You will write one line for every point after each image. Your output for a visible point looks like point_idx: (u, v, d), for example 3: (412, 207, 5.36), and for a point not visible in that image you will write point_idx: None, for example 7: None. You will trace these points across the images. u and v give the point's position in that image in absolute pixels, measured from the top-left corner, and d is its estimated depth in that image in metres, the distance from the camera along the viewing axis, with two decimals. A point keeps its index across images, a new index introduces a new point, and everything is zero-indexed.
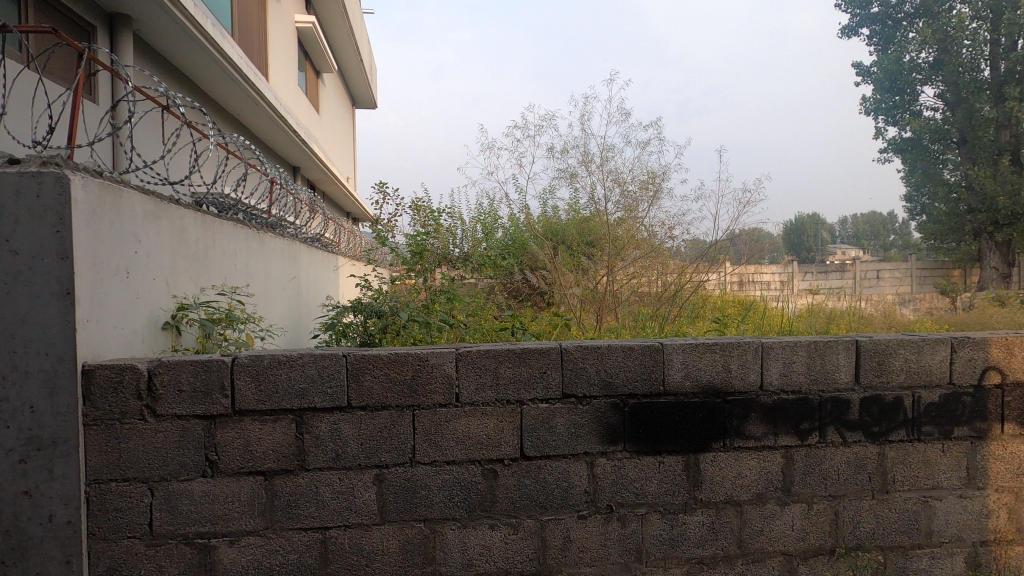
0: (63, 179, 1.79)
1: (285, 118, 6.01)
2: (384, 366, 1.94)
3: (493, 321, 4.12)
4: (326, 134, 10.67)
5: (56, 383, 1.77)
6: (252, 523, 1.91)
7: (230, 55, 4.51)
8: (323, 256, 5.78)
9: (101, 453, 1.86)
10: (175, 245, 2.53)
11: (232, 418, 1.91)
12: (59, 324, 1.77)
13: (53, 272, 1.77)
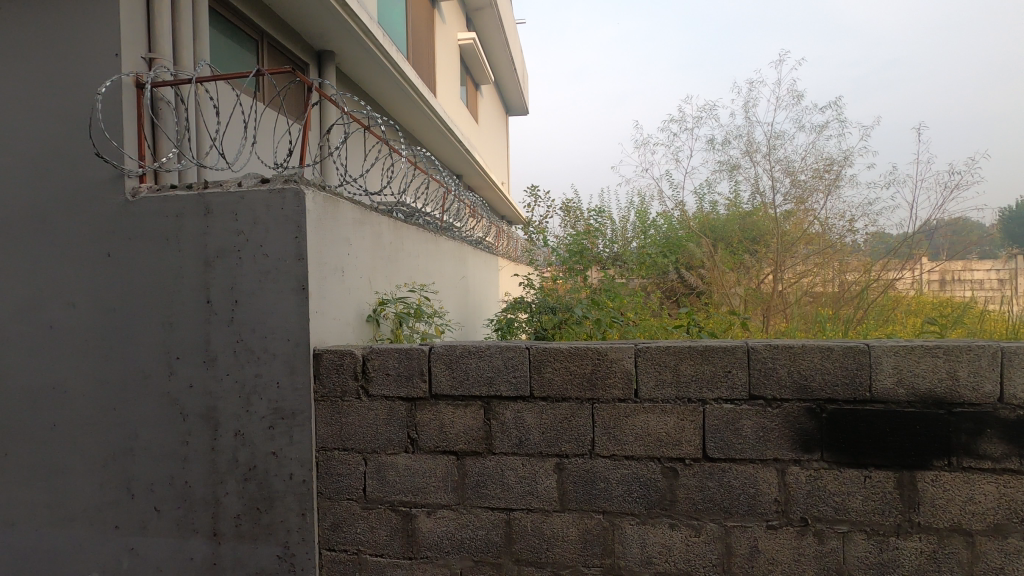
0: (300, 194, 2.15)
1: (452, 130, 6.48)
2: (565, 359, 2.01)
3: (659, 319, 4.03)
4: (485, 144, 11.29)
5: (294, 363, 2.15)
6: (446, 497, 2.10)
7: (410, 77, 4.97)
8: (486, 258, 6.14)
9: (326, 424, 2.18)
10: (375, 248, 2.87)
11: (429, 402, 2.11)
12: (297, 315, 2.15)
13: (292, 270, 2.15)
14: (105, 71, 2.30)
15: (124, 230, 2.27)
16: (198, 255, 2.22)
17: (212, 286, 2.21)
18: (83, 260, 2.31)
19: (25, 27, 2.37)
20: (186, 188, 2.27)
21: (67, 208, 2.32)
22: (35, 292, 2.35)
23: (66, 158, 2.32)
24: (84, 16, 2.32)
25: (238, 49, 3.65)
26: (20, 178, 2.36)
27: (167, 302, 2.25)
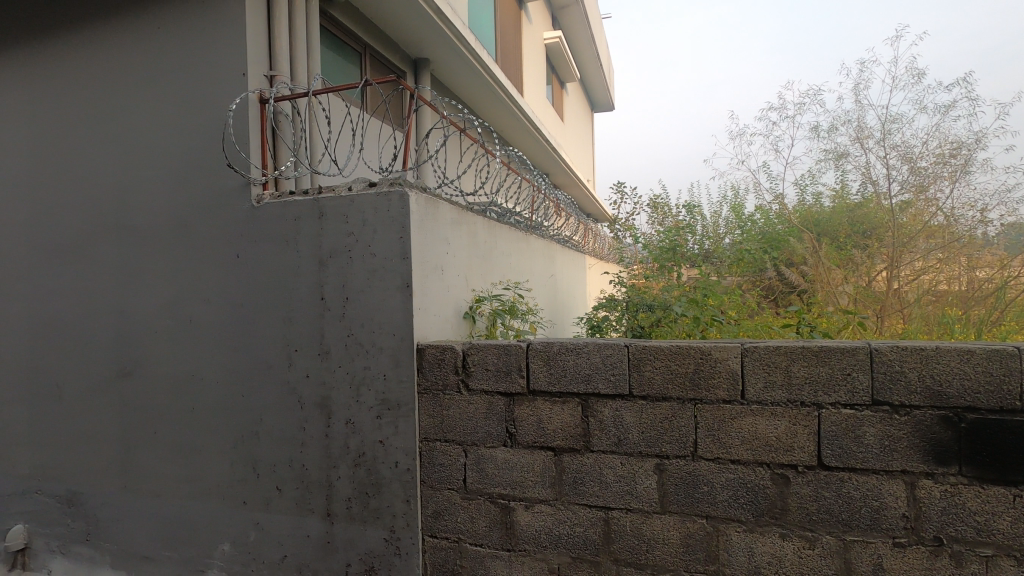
0: (404, 196, 2.26)
1: (540, 129, 6.51)
2: (666, 358, 1.96)
3: (765, 318, 3.82)
4: (570, 142, 11.23)
5: (399, 357, 2.27)
6: (544, 492, 2.12)
7: (500, 80, 5.06)
8: (574, 256, 6.12)
9: (429, 416, 2.27)
10: (472, 247, 2.95)
11: (527, 397, 2.15)
12: (402, 311, 2.26)
13: (397, 268, 2.26)
14: (235, 89, 2.54)
15: (250, 233, 2.50)
16: (314, 255, 2.40)
17: (326, 284, 2.38)
18: (216, 261, 2.56)
19: (170, 54, 2.67)
20: (303, 194, 2.45)
21: (203, 214, 2.58)
22: (178, 289, 2.64)
23: (203, 169, 2.58)
24: (217, 41, 2.57)
25: (344, 62, 3.89)
26: (166, 189, 2.66)
27: (287, 298, 2.45)
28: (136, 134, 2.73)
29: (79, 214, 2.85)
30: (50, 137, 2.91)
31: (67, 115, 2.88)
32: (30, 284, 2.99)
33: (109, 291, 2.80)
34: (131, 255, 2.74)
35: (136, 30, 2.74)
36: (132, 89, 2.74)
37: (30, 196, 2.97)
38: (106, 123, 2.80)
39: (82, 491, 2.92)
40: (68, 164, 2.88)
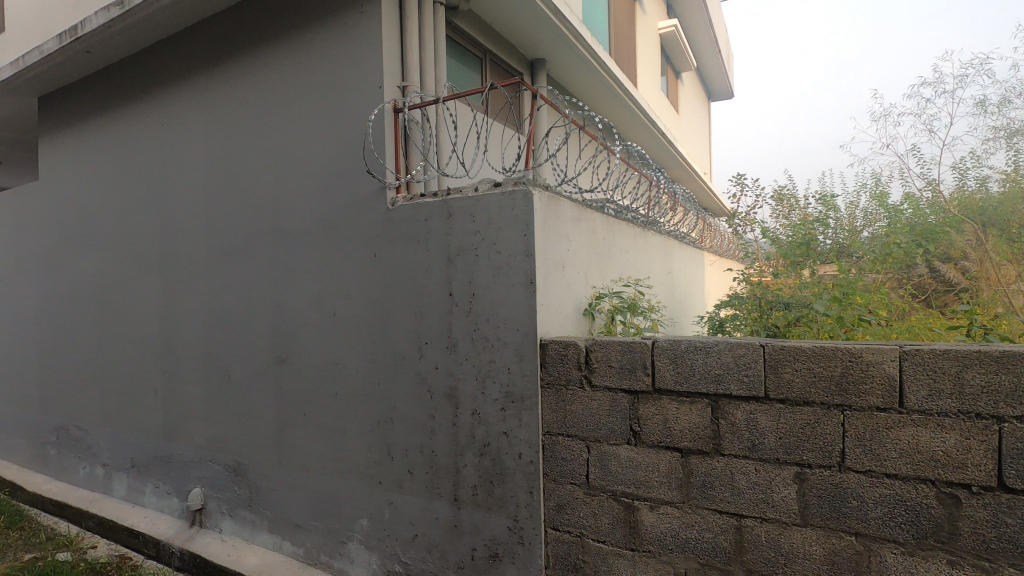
0: (528, 194, 2.31)
1: (656, 121, 6.31)
2: (808, 359, 1.83)
3: (925, 320, 3.35)
4: (686, 133, 10.77)
5: (523, 352, 2.33)
6: (670, 494, 2.07)
7: (615, 74, 4.98)
8: (693, 252, 5.88)
9: (551, 410, 2.30)
10: (591, 244, 2.94)
11: (652, 395, 2.10)
12: (526, 307, 2.32)
13: (521, 265, 2.32)
14: (372, 101, 2.75)
15: (386, 233, 2.70)
16: (443, 254, 2.53)
17: (454, 280, 2.51)
18: (357, 260, 2.80)
19: (317, 73, 2.95)
20: (433, 196, 2.60)
21: (346, 217, 2.83)
22: (324, 286, 2.92)
23: (345, 176, 2.83)
24: (357, 58, 2.80)
25: (466, 69, 4.05)
26: (314, 196, 2.95)
27: (418, 294, 2.61)
28: (289, 147, 3.05)
29: (243, 220, 3.25)
30: (222, 153, 3.34)
31: (234, 133, 3.30)
32: (206, 282, 3.47)
33: (267, 288, 3.16)
34: (284, 255, 3.08)
35: (288, 54, 3.06)
36: (286, 107, 3.07)
37: (205, 206, 3.44)
38: (264, 139, 3.16)
39: (245, 462, 3.33)
40: (235, 177, 3.29)
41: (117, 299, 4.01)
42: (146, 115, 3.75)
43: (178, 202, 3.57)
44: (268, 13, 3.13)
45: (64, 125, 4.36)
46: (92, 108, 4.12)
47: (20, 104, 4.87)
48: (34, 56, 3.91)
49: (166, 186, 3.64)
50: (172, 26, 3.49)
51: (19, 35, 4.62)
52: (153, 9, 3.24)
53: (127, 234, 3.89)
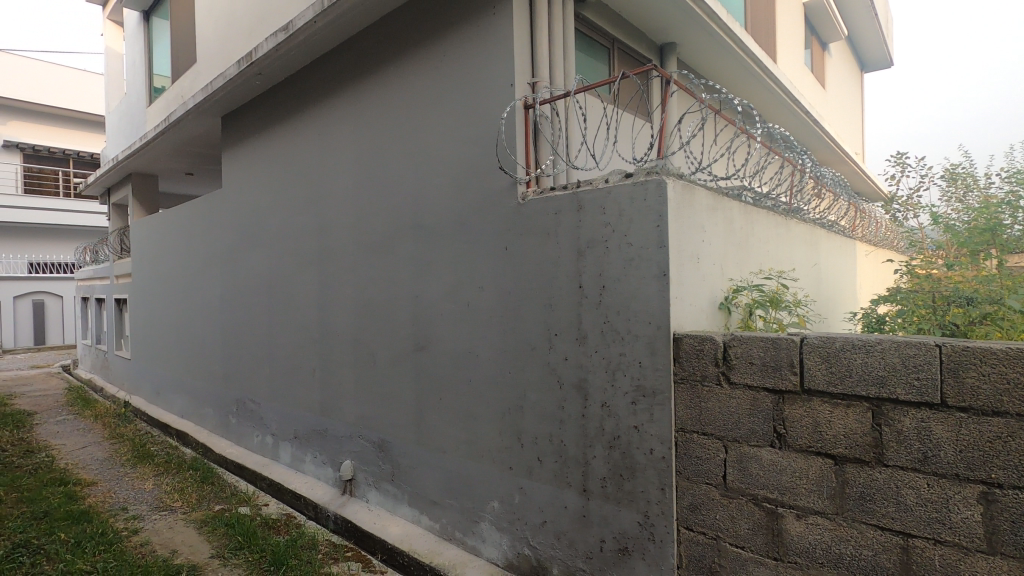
0: (661, 183, 2.24)
1: (800, 100, 5.78)
2: (998, 363, 1.58)
3: None
4: (833, 111, 9.73)
5: (655, 345, 2.28)
6: (821, 503, 1.91)
7: (754, 51, 4.64)
8: (843, 241, 5.32)
9: (685, 406, 2.22)
10: (728, 234, 2.78)
11: (800, 396, 1.95)
12: (658, 299, 2.26)
13: (654, 257, 2.27)
14: (504, 99, 2.84)
15: (517, 227, 2.78)
16: (573, 246, 2.56)
17: (584, 272, 2.52)
18: (489, 253, 2.92)
19: (453, 76, 3.11)
20: (563, 189, 2.63)
21: (479, 213, 2.96)
22: (459, 278, 3.09)
23: (479, 173, 2.96)
24: (490, 59, 2.91)
25: (593, 61, 4.01)
26: (450, 193, 3.12)
27: (548, 286, 2.66)
28: (428, 148, 3.26)
29: (387, 217, 3.53)
30: (369, 157, 3.67)
31: (379, 138, 3.59)
32: (354, 275, 3.82)
33: (407, 280, 3.41)
34: (423, 249, 3.30)
35: (427, 60, 3.26)
36: (424, 110, 3.28)
37: (354, 205, 3.78)
38: (405, 142, 3.40)
39: (388, 440, 3.64)
40: (380, 179, 3.59)
41: (283, 290, 4.56)
42: (306, 127, 4.22)
43: (332, 203, 3.97)
44: (409, 24, 3.36)
45: (241, 140, 5.04)
46: (263, 123, 4.72)
47: (209, 124, 5.71)
48: (220, 81, 4.56)
49: (323, 189, 4.06)
50: (327, 45, 3.89)
51: (207, 65, 5.42)
52: (313, 30, 3.63)
53: (291, 232, 4.41)
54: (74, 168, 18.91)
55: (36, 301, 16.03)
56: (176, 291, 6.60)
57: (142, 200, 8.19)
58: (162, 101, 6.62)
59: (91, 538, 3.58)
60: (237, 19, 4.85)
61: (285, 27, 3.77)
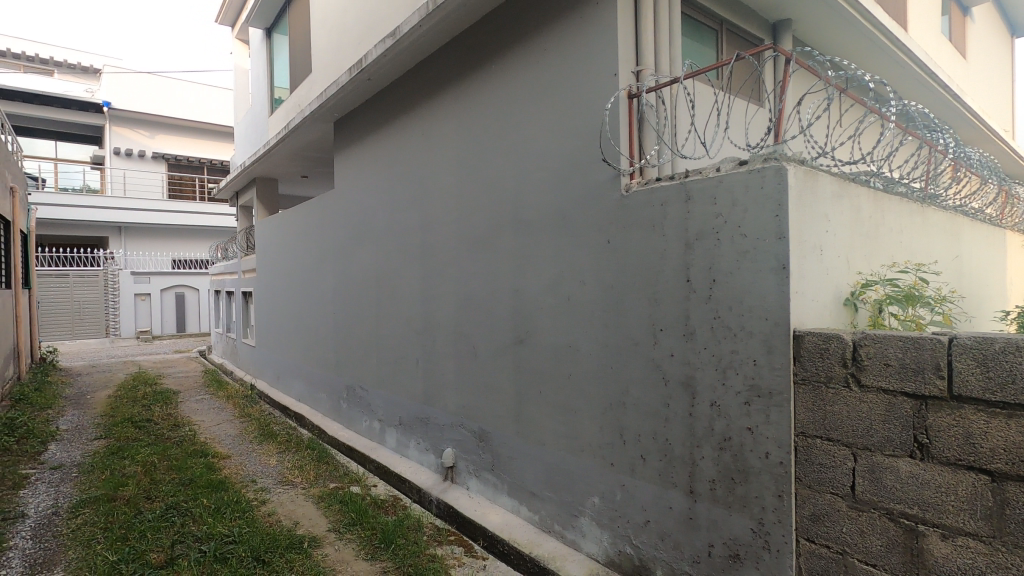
0: (781, 170, 2.09)
1: (938, 73, 5.16)
2: None
3: None
4: (976, 83, 8.60)
5: (772, 343, 2.14)
6: (973, 524, 1.69)
7: (883, 21, 4.20)
8: (992, 230, 4.69)
9: (807, 409, 2.07)
10: (855, 223, 2.55)
11: (948, 404, 1.74)
12: (776, 294, 2.12)
13: (772, 249, 2.13)
14: (607, 90, 2.79)
15: (620, 219, 2.73)
16: (680, 239, 2.46)
17: (692, 265, 2.42)
18: (591, 247, 2.89)
19: (554, 70, 3.11)
20: (669, 179, 2.54)
21: (581, 206, 2.94)
22: (560, 272, 3.09)
23: (581, 166, 2.94)
24: (592, 50, 2.87)
25: (700, 45, 3.83)
26: (551, 187, 3.13)
27: (653, 279, 2.59)
28: (529, 143, 3.28)
29: (488, 213, 3.61)
30: (470, 154, 3.76)
31: (480, 135, 3.68)
32: (457, 269, 3.95)
33: (508, 274, 3.47)
34: (523, 243, 3.33)
35: (528, 56, 3.29)
36: (525, 106, 3.31)
37: (457, 201, 3.90)
38: (506, 138, 3.45)
39: (488, 431, 3.73)
40: (481, 175, 3.67)
41: (389, 284, 4.82)
42: (411, 127, 4.41)
43: (435, 199, 4.13)
44: (510, 21, 3.41)
45: (352, 143, 5.37)
46: (372, 126, 4.99)
47: (322, 129, 6.15)
48: (332, 89, 4.89)
49: (426, 187, 4.23)
50: (431, 47, 4.04)
51: (321, 74, 5.83)
52: (418, 33, 3.78)
53: (397, 229, 4.64)
54: (207, 175, 21.15)
55: (178, 293, 18.14)
56: (294, 285, 7.18)
57: (264, 202, 9.00)
58: (282, 110, 7.22)
59: (228, 505, 4.00)
60: (347, 29, 5.17)
61: (392, 33, 3.96)
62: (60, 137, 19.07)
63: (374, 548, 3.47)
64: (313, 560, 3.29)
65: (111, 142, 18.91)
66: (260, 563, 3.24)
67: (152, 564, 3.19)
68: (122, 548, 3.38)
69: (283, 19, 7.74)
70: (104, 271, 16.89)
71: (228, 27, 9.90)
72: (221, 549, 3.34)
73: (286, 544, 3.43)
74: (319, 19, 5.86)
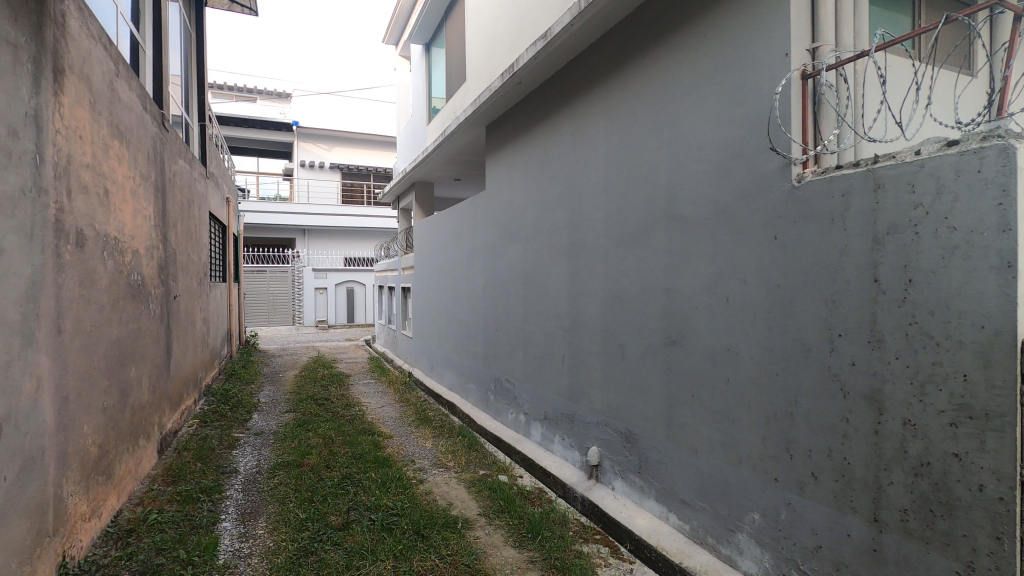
0: (1007, 149, 1.75)
1: None
2: None
3: None
4: None
5: (991, 355, 1.81)
6: None
7: None
8: None
9: None
10: None
11: None
12: (997, 298, 1.79)
13: (991, 245, 1.80)
14: (778, 72, 2.56)
15: (791, 213, 2.49)
16: (866, 233, 2.18)
17: (881, 264, 2.13)
18: (755, 244, 2.68)
19: (715, 57, 2.94)
20: (853, 166, 2.26)
21: (744, 200, 2.74)
22: (719, 271, 2.91)
23: (745, 157, 2.74)
24: (760, 30, 2.66)
25: (892, 12, 3.36)
26: (710, 181, 2.96)
27: (831, 279, 2.32)
28: (686, 136, 3.14)
29: (640, 209, 3.52)
30: (622, 150, 3.70)
31: (632, 131, 3.60)
32: (605, 267, 3.92)
33: (660, 273, 3.35)
34: (678, 240, 3.20)
35: (686, 44, 3.15)
36: (682, 97, 3.18)
37: (607, 199, 3.86)
38: (661, 131, 3.34)
39: (636, 432, 3.64)
40: (633, 172, 3.59)
41: (537, 281, 4.93)
42: (561, 127, 4.46)
43: (584, 197, 4.14)
44: (667, 9, 3.29)
45: (503, 145, 5.58)
46: (522, 128, 5.15)
47: (476, 134, 6.48)
48: (486, 95, 5.12)
49: (576, 185, 4.25)
50: (583, 44, 4.04)
51: (475, 82, 6.14)
52: (570, 32, 3.81)
53: (546, 228, 4.73)
54: (373, 181, 23.47)
55: (348, 287, 20.40)
56: (447, 281, 7.68)
57: (422, 204, 9.74)
58: (438, 119, 7.75)
59: (392, 480, 4.40)
60: (500, 35, 5.38)
61: (544, 35, 4.03)
62: (260, 154, 22.49)
63: (521, 536, 3.58)
64: (466, 541, 3.49)
65: (298, 156, 21.84)
66: (420, 537, 3.52)
67: (333, 525, 3.63)
68: (309, 508, 3.89)
69: (440, 33, 8.30)
70: (292, 267, 19.57)
71: (393, 46, 10.86)
72: (387, 520, 3.69)
73: (442, 522, 3.67)
74: (473, 28, 6.18)
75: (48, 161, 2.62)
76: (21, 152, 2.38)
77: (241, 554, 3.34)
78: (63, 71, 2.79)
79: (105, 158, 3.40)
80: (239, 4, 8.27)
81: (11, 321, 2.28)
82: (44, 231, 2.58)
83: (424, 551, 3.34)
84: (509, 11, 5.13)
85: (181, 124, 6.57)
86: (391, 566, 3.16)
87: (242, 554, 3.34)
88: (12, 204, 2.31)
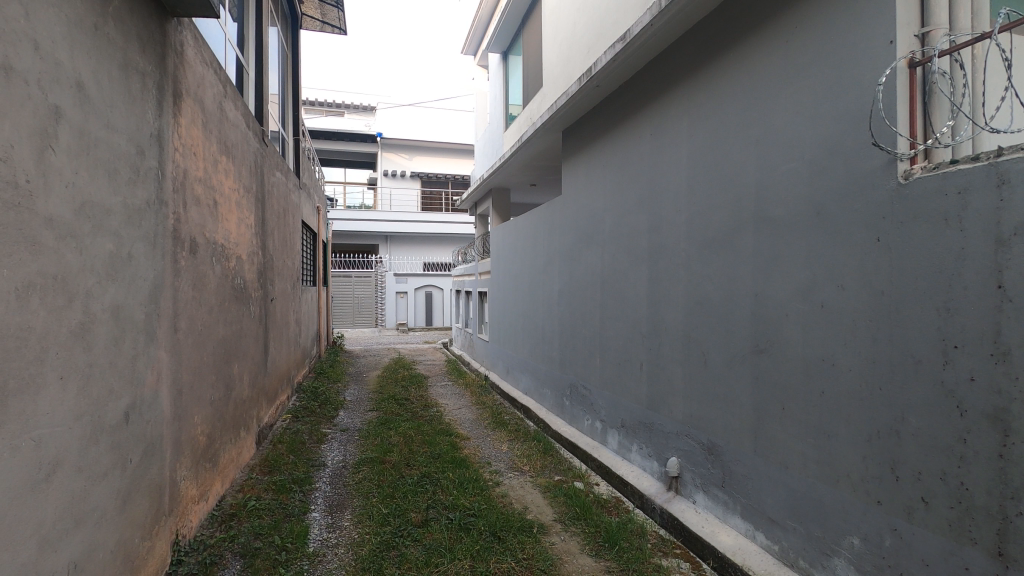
0: None
1: None
2: None
3: None
4: None
5: None
6: None
7: None
8: None
9: None
10: None
11: None
12: None
13: None
14: (881, 62, 2.38)
15: (896, 214, 2.30)
16: (987, 235, 1.97)
17: (1007, 269, 1.92)
18: (856, 247, 2.49)
19: (810, 49, 2.78)
20: (971, 160, 2.05)
21: (842, 201, 2.56)
22: (813, 276, 2.73)
23: (844, 155, 2.56)
24: (860, 18, 2.48)
25: None
26: (804, 180, 2.79)
27: (944, 285, 2.12)
28: (777, 134, 2.99)
29: (726, 212, 3.39)
30: (706, 151, 3.58)
31: (718, 130, 3.47)
32: (688, 271, 3.79)
33: (749, 278, 3.19)
34: (768, 244, 3.04)
35: (777, 38, 3.00)
36: (772, 93, 3.03)
37: (690, 202, 3.75)
38: (749, 130, 3.20)
39: (719, 444, 3.49)
40: (718, 173, 3.46)
41: (615, 287, 4.85)
42: (641, 129, 4.38)
43: (666, 200, 4.03)
44: (757, 3, 3.15)
45: (580, 149, 5.56)
46: (600, 131, 5.10)
47: (552, 138, 6.50)
48: (562, 100, 5.12)
49: (657, 188, 4.15)
50: (665, 43, 3.95)
51: (552, 87, 6.15)
52: (651, 32, 3.73)
53: (624, 232, 4.65)
54: (451, 190, 24.15)
55: (427, 292, 20.98)
56: (523, 285, 7.74)
57: (498, 211, 9.88)
58: (515, 125, 7.83)
59: (469, 481, 4.48)
60: (578, 39, 5.37)
61: (624, 36, 3.98)
62: (347, 165, 23.72)
63: (597, 545, 3.53)
64: (542, 546, 3.49)
65: (381, 166, 22.87)
66: (496, 539, 3.55)
67: (412, 522, 3.74)
68: (391, 504, 4.03)
69: (518, 41, 8.39)
70: (375, 273, 20.46)
71: (471, 56, 11.12)
72: (464, 520, 3.76)
73: (518, 526, 3.69)
74: (550, 34, 6.20)
75: (169, 176, 2.91)
76: (147, 168, 2.65)
77: (329, 544, 3.52)
78: (181, 94, 3.09)
79: (215, 172, 3.72)
80: (330, 25, 8.79)
81: (138, 320, 2.55)
82: (164, 239, 2.86)
83: (499, 553, 3.37)
84: (588, 14, 5.11)
85: (278, 139, 7.07)
86: (469, 565, 3.21)
87: (329, 543, 3.52)
88: (140, 215, 2.58)
